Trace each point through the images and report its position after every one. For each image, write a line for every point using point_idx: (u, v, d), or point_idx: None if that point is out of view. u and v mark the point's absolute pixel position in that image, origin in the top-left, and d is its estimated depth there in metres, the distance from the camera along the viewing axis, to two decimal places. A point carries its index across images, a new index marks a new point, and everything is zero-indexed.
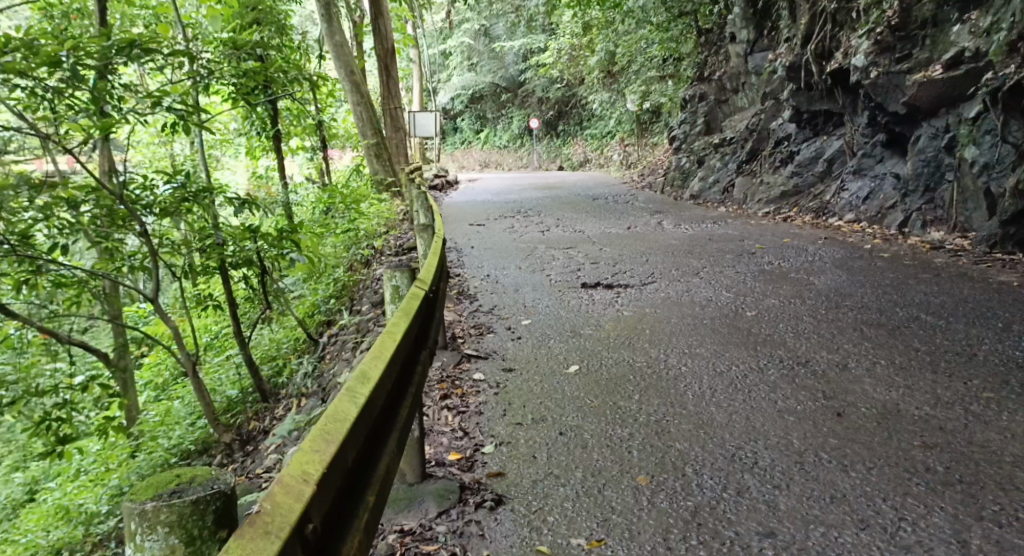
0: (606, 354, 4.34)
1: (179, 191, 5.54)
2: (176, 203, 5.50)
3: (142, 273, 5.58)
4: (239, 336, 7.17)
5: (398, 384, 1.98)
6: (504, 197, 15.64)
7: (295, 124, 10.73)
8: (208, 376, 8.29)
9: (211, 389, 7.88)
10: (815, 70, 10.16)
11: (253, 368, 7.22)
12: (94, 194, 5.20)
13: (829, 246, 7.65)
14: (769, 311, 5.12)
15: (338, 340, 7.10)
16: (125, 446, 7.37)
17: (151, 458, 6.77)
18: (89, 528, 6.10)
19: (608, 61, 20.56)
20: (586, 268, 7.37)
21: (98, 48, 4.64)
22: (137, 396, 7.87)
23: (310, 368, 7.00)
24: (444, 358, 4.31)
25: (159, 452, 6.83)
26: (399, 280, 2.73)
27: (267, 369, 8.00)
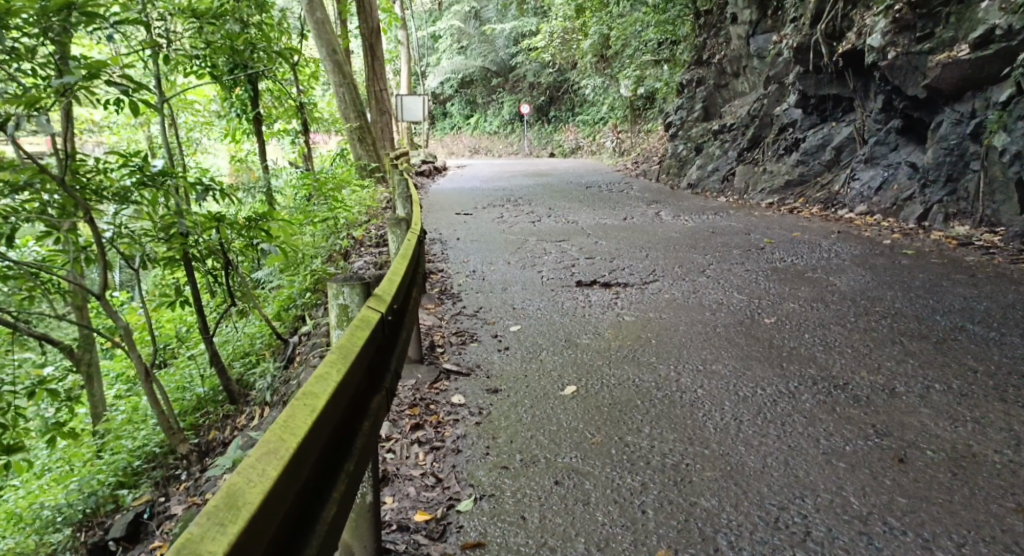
0: (608, 371, 3.73)
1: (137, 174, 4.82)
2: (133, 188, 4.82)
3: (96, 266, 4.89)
4: (204, 334, 6.51)
5: (323, 471, 1.50)
6: (495, 184, 14.98)
7: (277, 105, 10.08)
8: (176, 372, 7.65)
9: (179, 387, 7.23)
10: (825, 51, 9.56)
11: (220, 367, 6.55)
12: (40, 177, 4.52)
13: (844, 240, 7.09)
14: (790, 318, 4.52)
15: (309, 340, 6.48)
16: (90, 445, 6.71)
17: (111, 459, 6.12)
18: (45, 538, 5.43)
19: (601, 45, 19.90)
20: (580, 263, 6.75)
21: (31, 10, 3.83)
22: (102, 390, 7.28)
23: (280, 371, 6.36)
24: (419, 375, 3.70)
25: (122, 454, 6.17)
26: (347, 291, 2.05)
27: (239, 367, 7.36)
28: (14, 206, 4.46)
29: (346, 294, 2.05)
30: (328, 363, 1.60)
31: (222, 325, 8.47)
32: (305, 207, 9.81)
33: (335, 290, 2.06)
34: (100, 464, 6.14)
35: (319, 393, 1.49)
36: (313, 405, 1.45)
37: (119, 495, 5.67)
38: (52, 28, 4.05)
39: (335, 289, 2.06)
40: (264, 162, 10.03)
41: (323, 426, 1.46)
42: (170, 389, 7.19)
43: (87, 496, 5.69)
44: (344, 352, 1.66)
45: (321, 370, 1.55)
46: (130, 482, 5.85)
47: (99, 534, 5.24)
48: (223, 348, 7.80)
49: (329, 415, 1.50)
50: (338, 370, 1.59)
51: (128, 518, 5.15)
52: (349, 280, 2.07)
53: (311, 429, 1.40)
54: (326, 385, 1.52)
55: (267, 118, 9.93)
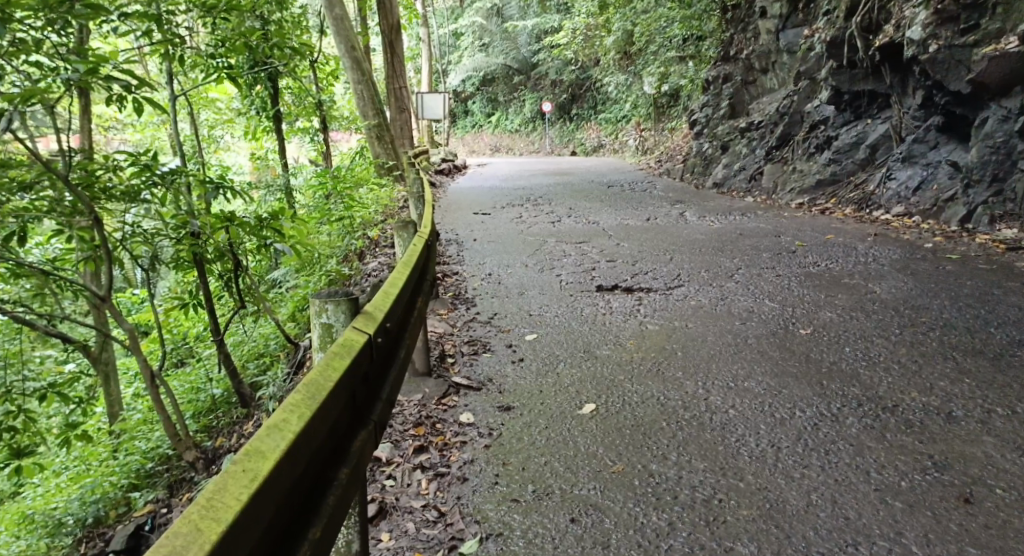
0: (629, 387, 3.45)
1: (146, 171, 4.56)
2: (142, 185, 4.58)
3: (106, 267, 4.67)
4: (215, 336, 6.30)
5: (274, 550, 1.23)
6: (515, 183, 14.72)
7: (296, 103, 9.89)
8: (189, 372, 7.47)
9: (192, 388, 7.06)
10: (860, 45, 9.16)
11: (231, 370, 6.33)
12: (47, 175, 4.29)
13: (881, 243, 6.71)
14: (828, 329, 4.19)
15: None
16: (106, 444, 6.57)
17: (123, 461, 5.95)
18: (53, 541, 5.26)
19: (624, 42, 19.57)
20: (601, 266, 6.46)
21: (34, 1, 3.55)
22: (118, 389, 7.15)
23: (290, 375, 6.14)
24: (426, 390, 3.45)
25: (135, 455, 5.99)
26: (330, 308, 1.78)
27: (252, 368, 7.16)
28: (21, 205, 4.24)
29: (329, 312, 1.79)
30: (283, 411, 1.32)
31: (237, 325, 8.27)
32: (322, 206, 9.62)
33: (317, 307, 1.80)
34: (113, 465, 5.97)
35: (265, 453, 1.22)
36: (252, 473, 1.18)
37: (130, 497, 5.49)
38: (57, 21, 3.76)
39: (318, 306, 1.80)
40: (283, 161, 9.86)
41: (269, 495, 1.19)
42: (182, 391, 7.01)
43: (98, 497, 5.53)
44: (306, 395, 1.39)
45: (272, 423, 1.28)
46: (142, 484, 5.67)
47: (100, 545, 5.04)
48: (237, 350, 7.61)
49: (279, 480, 1.22)
50: (293, 420, 1.31)
51: (130, 529, 4.95)
52: (332, 295, 1.80)
53: (248, 506, 1.12)
54: (278, 439, 1.26)
55: (287, 116, 9.77)
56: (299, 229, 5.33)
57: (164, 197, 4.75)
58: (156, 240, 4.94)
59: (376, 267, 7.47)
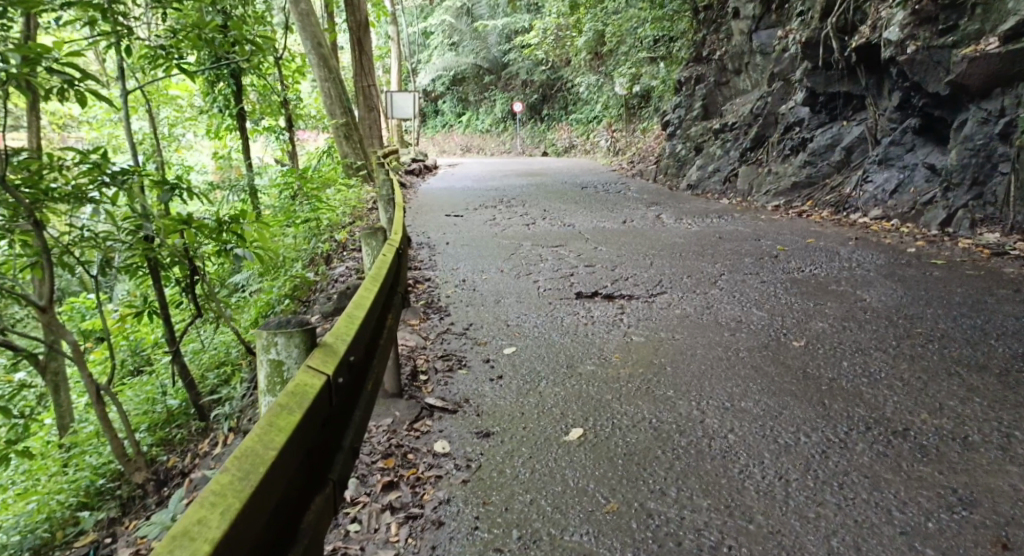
0: (617, 409, 3.19)
1: (93, 172, 4.12)
2: (92, 186, 4.15)
3: (49, 276, 4.24)
4: (170, 346, 5.87)
5: None
6: (485, 184, 14.42)
7: (262, 99, 9.46)
8: (145, 381, 6.99)
9: (147, 399, 6.57)
10: (836, 46, 9.06)
11: (186, 382, 5.91)
12: None
13: (864, 248, 6.57)
14: (822, 341, 3.97)
15: None
16: (54, 458, 6.07)
17: (71, 478, 5.46)
18: None
19: (596, 42, 19.40)
20: (579, 271, 6.21)
21: None
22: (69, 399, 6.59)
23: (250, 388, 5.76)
24: (396, 414, 3.15)
25: (85, 471, 5.52)
26: (280, 342, 1.49)
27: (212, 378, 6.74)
28: None
29: (278, 347, 1.50)
30: (199, 509, 1.06)
31: (196, 332, 7.81)
32: (288, 207, 9.21)
33: (263, 341, 1.51)
34: (61, 482, 5.48)
35: None
36: None
37: (79, 517, 5.07)
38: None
39: (264, 340, 1.51)
40: (247, 160, 9.41)
41: None
42: (137, 402, 6.53)
43: (44, 518, 5.06)
44: (234, 479, 1.13)
45: (181, 529, 1.02)
46: (93, 503, 5.22)
47: None
48: (197, 357, 7.17)
49: None
50: (212, 521, 1.06)
51: None
52: (282, 327, 1.50)
53: None
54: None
55: (251, 113, 9.33)
56: (261, 232, 4.94)
57: (114, 201, 4.32)
58: (106, 245, 4.53)
59: (344, 273, 7.11)
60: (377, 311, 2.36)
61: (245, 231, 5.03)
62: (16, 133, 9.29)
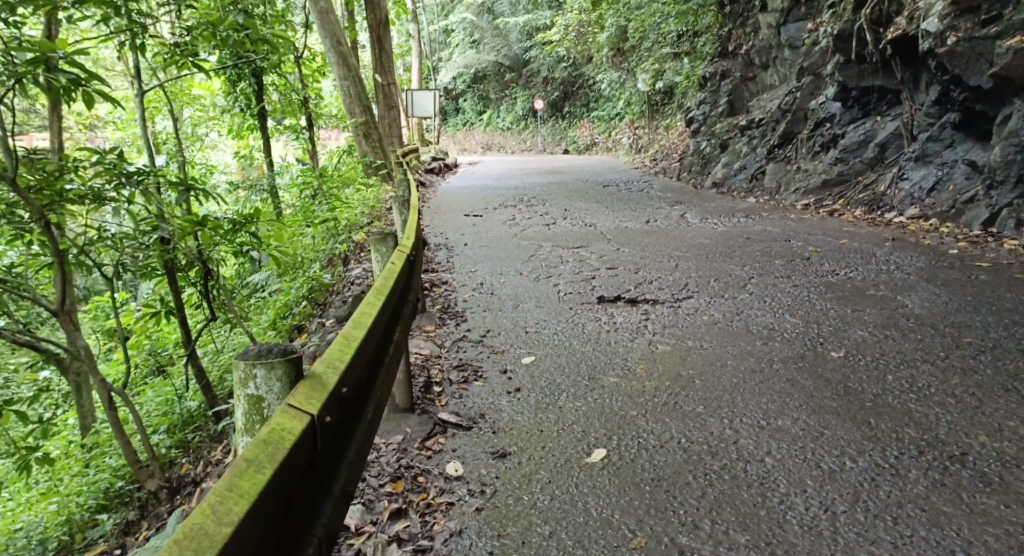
0: (643, 427, 2.98)
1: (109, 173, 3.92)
2: (109, 188, 3.95)
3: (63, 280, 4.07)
4: (186, 350, 5.73)
5: None
6: (506, 182, 14.24)
7: (283, 99, 9.31)
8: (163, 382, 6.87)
9: (166, 398, 6.44)
10: (870, 39, 8.72)
11: (202, 385, 5.78)
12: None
13: (901, 249, 6.27)
14: (863, 352, 3.71)
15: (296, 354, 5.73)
16: (75, 459, 5.96)
17: (91, 480, 5.35)
18: None
19: (618, 38, 19.12)
20: (601, 274, 5.98)
21: None
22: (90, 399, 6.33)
23: None
24: (407, 431, 2.98)
25: (104, 474, 5.40)
26: (259, 377, 1.44)
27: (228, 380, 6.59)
28: None
29: (258, 382, 1.44)
30: None
31: (215, 331, 7.68)
32: (307, 207, 9.06)
33: (241, 374, 1.45)
34: (81, 484, 5.36)
35: None
36: None
37: (98, 520, 4.95)
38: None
39: (242, 373, 1.45)
40: (268, 159, 9.27)
41: None
42: (156, 403, 6.37)
43: (62, 521, 4.95)
44: None
45: None
46: (111, 506, 5.10)
47: None
48: (214, 358, 7.05)
49: None
50: None
51: None
52: (260, 359, 1.44)
53: None
54: None
55: (271, 113, 9.19)
56: (278, 234, 4.75)
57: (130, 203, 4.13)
58: (122, 246, 4.36)
59: (360, 275, 6.96)
60: (385, 321, 2.25)
61: (262, 232, 4.84)
62: (39, 133, 9.24)
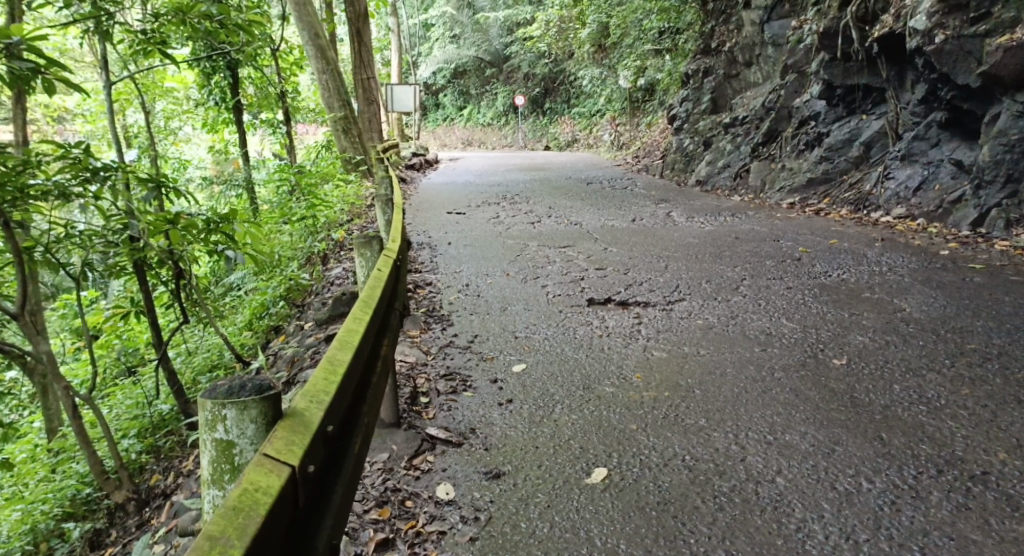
0: (644, 443, 2.81)
1: (73, 168, 3.64)
2: (75, 184, 3.67)
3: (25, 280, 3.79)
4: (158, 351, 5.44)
5: None
6: (487, 179, 14.04)
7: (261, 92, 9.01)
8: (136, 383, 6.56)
9: (137, 401, 6.13)
10: (856, 36, 8.65)
11: (175, 389, 5.50)
12: None
13: (892, 249, 6.18)
14: (865, 359, 3.59)
15: (274, 356, 5.49)
16: (42, 463, 5.65)
17: (57, 486, 5.06)
18: None
19: (600, 34, 18.96)
20: (589, 275, 5.83)
21: None
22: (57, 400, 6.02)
23: None
24: (394, 447, 2.80)
25: (71, 479, 5.11)
26: (230, 418, 1.28)
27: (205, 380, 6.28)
28: None
29: (228, 423, 1.28)
30: None
31: (189, 331, 7.37)
32: (284, 203, 8.78)
33: (210, 414, 1.29)
34: (46, 489, 5.08)
35: None
36: None
37: (64, 528, 4.68)
38: None
39: (210, 414, 1.29)
40: (244, 153, 8.97)
41: None
42: (127, 405, 6.09)
43: (25, 531, 4.66)
44: None
45: None
46: (79, 513, 4.83)
47: None
48: (188, 358, 6.75)
49: None
50: None
51: None
52: (232, 399, 1.28)
53: None
54: None
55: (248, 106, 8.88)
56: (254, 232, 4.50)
57: (95, 200, 3.85)
58: (88, 245, 4.09)
59: (339, 275, 6.73)
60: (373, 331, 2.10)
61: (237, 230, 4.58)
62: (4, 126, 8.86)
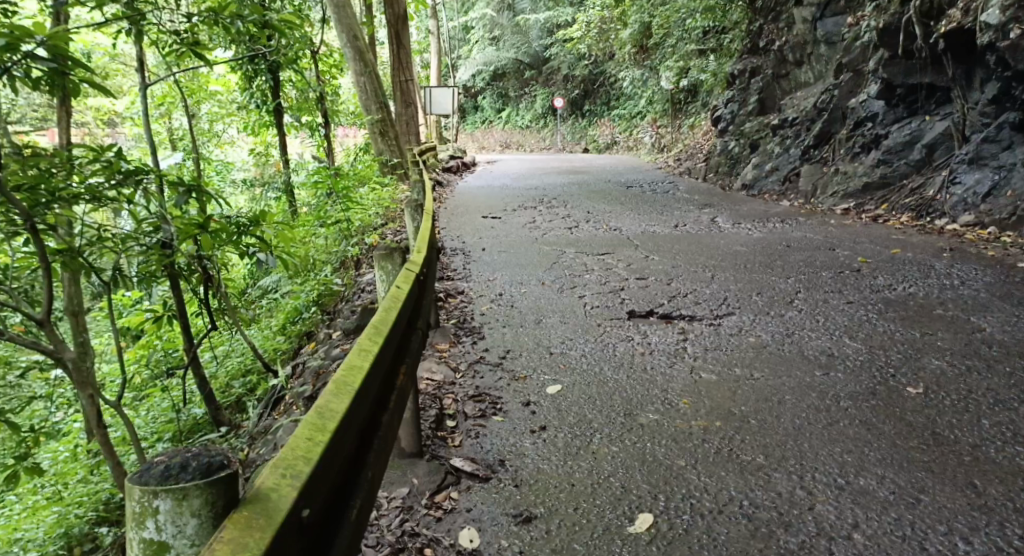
0: (696, 482, 2.49)
1: (108, 170, 3.33)
2: (111, 187, 3.37)
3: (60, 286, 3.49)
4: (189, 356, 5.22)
5: None
6: (526, 182, 13.76)
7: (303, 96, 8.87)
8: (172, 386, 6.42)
9: (173, 404, 5.98)
10: (919, 32, 8.14)
11: (205, 395, 5.27)
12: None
13: (961, 261, 5.71)
14: (944, 387, 3.20)
15: (302, 364, 5.28)
16: (82, 463, 5.49)
17: (92, 489, 4.89)
18: None
19: (642, 35, 18.54)
20: (630, 285, 5.49)
21: None
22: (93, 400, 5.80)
23: (273, 398, 5.01)
24: (415, 481, 2.53)
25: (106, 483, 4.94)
26: (164, 510, 1.12)
27: (237, 386, 6.03)
28: None
29: (161, 519, 1.12)
30: None
31: (222, 333, 7.23)
32: (320, 206, 8.62)
33: (140, 507, 1.13)
34: (81, 492, 4.92)
35: None
36: None
37: (97, 532, 4.45)
38: None
39: (139, 506, 1.13)
40: (283, 155, 8.84)
41: None
42: (162, 409, 5.97)
43: (59, 531, 4.41)
44: None
45: None
46: (112, 518, 4.63)
47: None
48: (224, 361, 6.54)
49: None
50: None
51: None
52: (166, 488, 1.12)
53: None
54: None
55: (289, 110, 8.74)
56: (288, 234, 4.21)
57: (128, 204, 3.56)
58: (123, 247, 3.79)
59: (371, 281, 6.52)
60: (388, 359, 1.89)
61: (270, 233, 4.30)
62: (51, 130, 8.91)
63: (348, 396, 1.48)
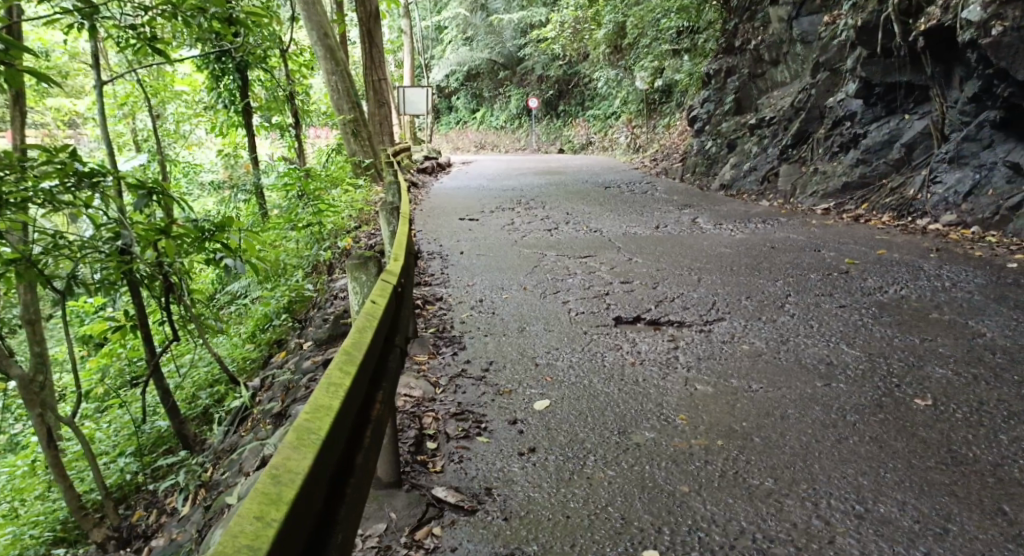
0: (702, 513, 2.28)
1: (60, 174, 3.00)
2: (64, 191, 3.04)
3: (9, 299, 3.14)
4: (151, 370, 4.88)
5: None
6: (502, 183, 13.55)
7: (273, 95, 8.52)
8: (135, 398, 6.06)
9: (137, 417, 5.62)
10: (898, 31, 8.06)
11: (167, 410, 4.94)
12: None
13: (948, 262, 5.60)
14: (952, 398, 3.03)
15: (271, 376, 4.98)
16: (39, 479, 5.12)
17: (49, 509, 4.56)
18: None
19: (616, 34, 18.39)
20: (614, 289, 5.29)
21: None
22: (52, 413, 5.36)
23: (241, 413, 4.71)
24: (393, 516, 2.29)
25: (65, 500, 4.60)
26: None
27: (204, 397, 5.70)
28: None
29: None
30: None
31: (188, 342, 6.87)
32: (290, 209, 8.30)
33: None
34: (36, 513, 4.58)
35: None
36: None
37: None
38: None
39: None
40: (252, 157, 8.49)
41: None
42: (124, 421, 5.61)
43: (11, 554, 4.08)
44: None
45: None
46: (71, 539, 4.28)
47: None
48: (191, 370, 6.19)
49: None
50: None
51: None
52: None
53: None
54: None
55: (257, 110, 8.39)
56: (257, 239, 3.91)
57: (82, 209, 3.22)
58: (79, 255, 3.44)
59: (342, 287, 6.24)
60: (365, 385, 1.69)
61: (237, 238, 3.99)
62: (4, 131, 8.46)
63: (311, 451, 1.28)
